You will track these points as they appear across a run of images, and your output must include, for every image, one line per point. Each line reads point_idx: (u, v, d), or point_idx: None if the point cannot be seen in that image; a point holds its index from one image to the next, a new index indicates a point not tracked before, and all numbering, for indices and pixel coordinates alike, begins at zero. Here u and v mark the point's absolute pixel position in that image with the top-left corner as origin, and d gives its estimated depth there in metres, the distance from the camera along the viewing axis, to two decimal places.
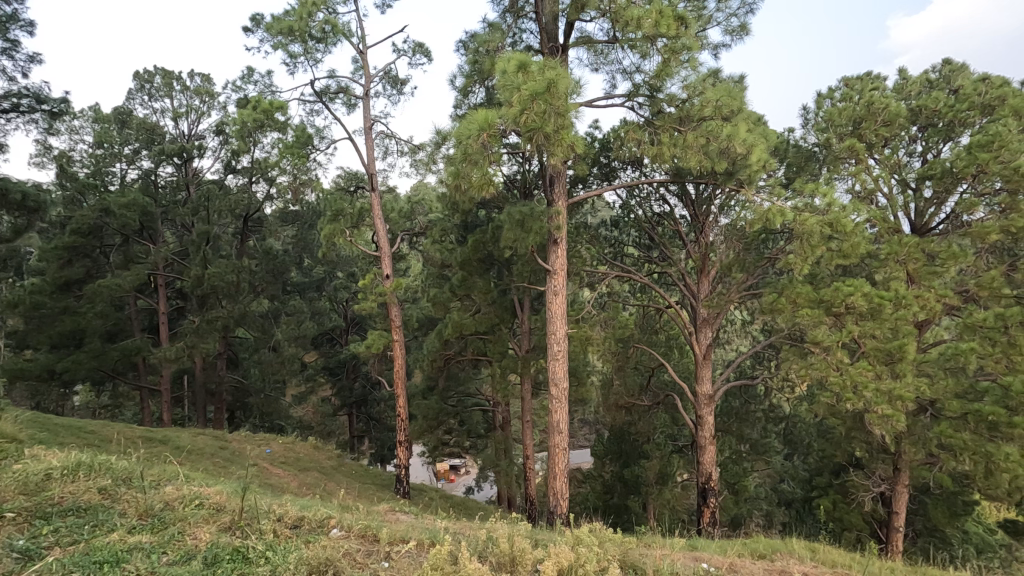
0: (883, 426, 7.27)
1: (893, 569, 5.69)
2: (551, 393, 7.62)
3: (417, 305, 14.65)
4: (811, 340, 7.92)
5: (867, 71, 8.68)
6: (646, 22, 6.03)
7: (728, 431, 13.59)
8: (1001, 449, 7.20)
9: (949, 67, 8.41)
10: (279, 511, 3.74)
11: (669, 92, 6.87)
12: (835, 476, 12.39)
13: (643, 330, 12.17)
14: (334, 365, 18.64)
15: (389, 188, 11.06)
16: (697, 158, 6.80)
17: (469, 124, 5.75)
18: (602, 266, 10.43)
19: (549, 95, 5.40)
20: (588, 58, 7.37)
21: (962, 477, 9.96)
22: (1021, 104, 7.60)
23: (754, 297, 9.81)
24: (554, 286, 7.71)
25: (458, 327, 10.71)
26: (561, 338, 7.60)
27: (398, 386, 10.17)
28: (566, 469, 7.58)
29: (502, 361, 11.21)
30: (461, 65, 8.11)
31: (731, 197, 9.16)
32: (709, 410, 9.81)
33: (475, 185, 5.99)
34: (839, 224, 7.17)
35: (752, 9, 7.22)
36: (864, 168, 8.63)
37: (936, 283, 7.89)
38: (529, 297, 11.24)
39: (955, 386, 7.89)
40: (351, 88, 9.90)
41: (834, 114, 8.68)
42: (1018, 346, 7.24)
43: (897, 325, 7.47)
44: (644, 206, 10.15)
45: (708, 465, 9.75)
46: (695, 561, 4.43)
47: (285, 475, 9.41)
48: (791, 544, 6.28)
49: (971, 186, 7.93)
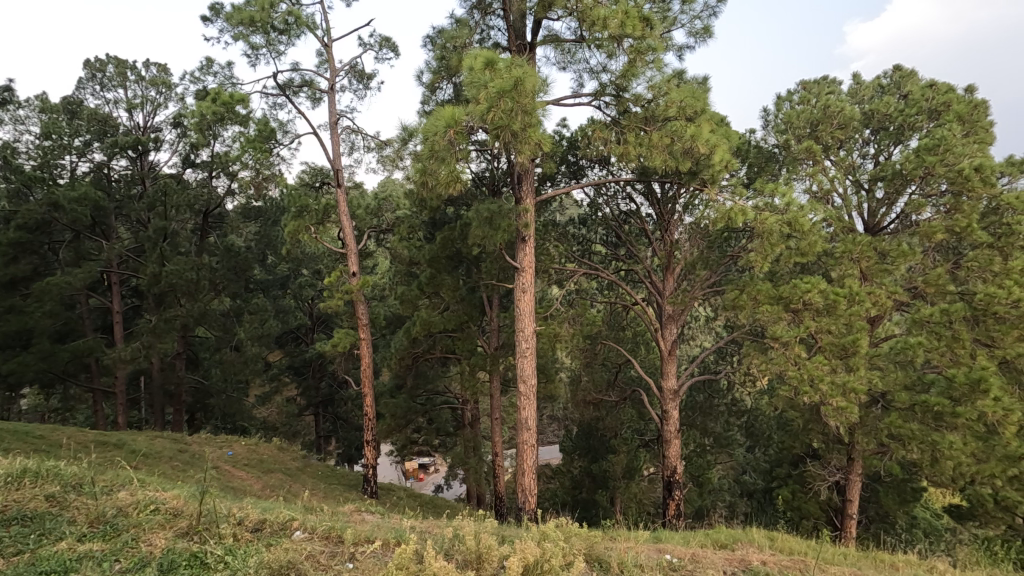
0: (838, 418, 7.56)
1: (846, 554, 5.94)
2: (519, 390, 7.61)
3: (385, 302, 14.50)
4: (771, 335, 8.15)
5: (823, 75, 8.98)
6: (612, 22, 6.09)
7: (692, 425, 13.91)
8: (945, 437, 7.62)
9: (899, 73, 8.78)
10: (240, 515, 3.65)
11: (635, 92, 6.95)
12: (793, 466, 12.84)
13: (611, 327, 12.36)
14: (299, 364, 18.36)
15: (356, 184, 10.91)
16: (662, 158, 6.93)
17: (436, 120, 5.73)
18: (570, 264, 10.44)
19: (516, 93, 5.39)
20: (555, 57, 7.40)
21: (910, 466, 10.44)
22: (965, 110, 8.01)
23: (717, 295, 10.11)
24: (522, 282, 7.73)
25: (426, 325, 10.62)
26: (529, 335, 7.61)
27: (365, 385, 9.97)
28: (534, 465, 7.62)
29: (471, 359, 11.19)
30: (428, 61, 8.02)
31: (695, 197, 9.39)
32: (675, 404, 9.99)
33: (442, 182, 5.96)
34: (796, 223, 7.44)
35: (715, 12, 7.37)
36: (821, 169, 8.91)
37: (886, 281, 8.20)
38: (498, 295, 11.20)
39: (904, 378, 8.24)
40: (315, 81, 9.72)
41: (792, 116, 8.91)
42: (961, 340, 7.65)
43: (850, 321, 7.77)
44: (611, 204, 10.27)
45: (673, 459, 9.95)
46: (659, 553, 4.51)
47: (248, 478, 9.17)
48: (751, 534, 6.47)
49: (919, 188, 8.30)
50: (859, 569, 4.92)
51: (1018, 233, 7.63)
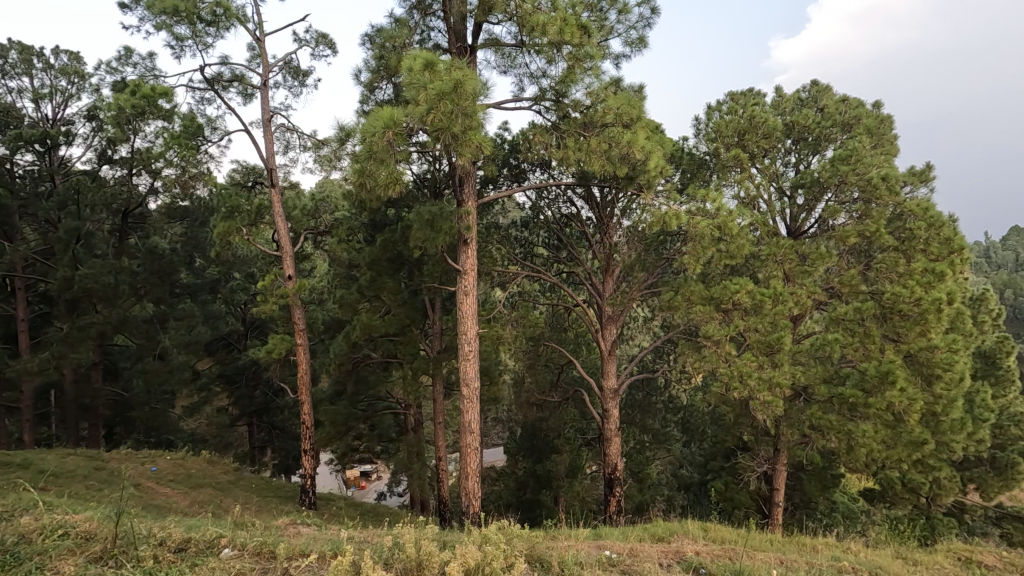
0: (765, 412, 7.97)
1: (772, 540, 6.29)
2: (462, 393, 7.57)
3: (324, 307, 14.05)
4: (704, 334, 8.52)
5: (748, 88, 9.48)
6: (551, 29, 6.19)
7: (632, 423, 14.44)
8: (860, 427, 8.22)
9: (816, 88, 9.40)
10: (161, 534, 3.42)
11: (574, 98, 7.08)
12: (726, 459, 13.46)
13: (553, 329, 12.54)
14: (231, 373, 17.14)
15: (291, 185, 10.55)
16: (600, 163, 7.11)
17: (374, 121, 5.64)
18: (513, 266, 10.51)
19: (456, 95, 5.37)
20: (496, 61, 7.45)
21: (829, 455, 11.20)
22: (873, 124, 8.81)
23: (654, 296, 10.46)
24: (464, 285, 7.69)
25: (366, 329, 10.36)
26: (472, 337, 7.58)
27: (302, 392, 9.60)
28: (478, 467, 7.61)
29: (413, 363, 11.01)
30: (366, 60, 7.87)
31: (632, 201, 9.70)
32: (615, 403, 10.24)
33: (381, 184, 5.84)
34: (726, 227, 7.86)
35: (649, 23, 7.63)
36: (748, 176, 9.35)
37: (807, 281, 8.76)
38: (440, 297, 11.13)
39: (824, 373, 8.79)
40: (246, 76, 9.31)
41: (722, 125, 9.35)
42: (872, 335, 8.34)
43: (776, 319, 8.24)
44: (552, 207, 10.42)
45: (614, 456, 10.19)
46: (599, 549, 4.62)
47: (173, 494, 8.62)
48: (685, 525, 6.74)
49: (834, 196, 8.92)
50: (782, 555, 5.23)
51: (918, 236, 8.34)
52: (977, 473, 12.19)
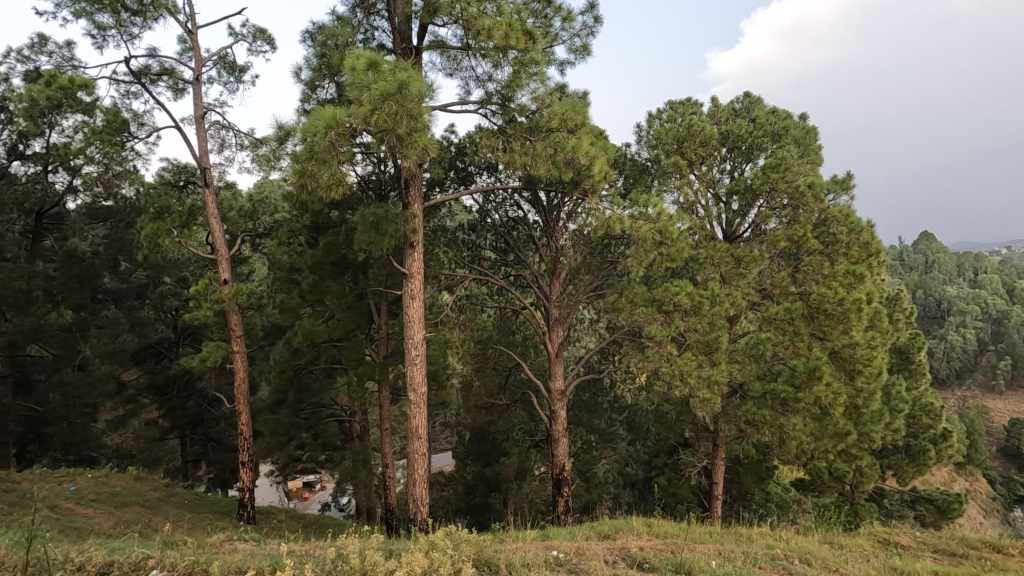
0: (704, 408, 8.35)
1: (711, 532, 6.55)
2: (409, 399, 7.45)
3: (262, 312, 13.50)
4: (647, 335, 8.77)
5: (686, 97, 9.87)
6: (496, 33, 6.21)
7: (579, 423, 14.70)
8: (790, 420, 8.69)
9: (749, 99, 9.87)
10: (80, 559, 3.19)
11: (520, 102, 7.14)
12: (669, 456, 13.89)
13: (501, 331, 12.57)
14: (161, 383, 16.13)
15: (227, 185, 10.10)
16: (546, 167, 7.20)
17: (316, 121, 5.49)
18: (460, 269, 10.46)
19: (401, 96, 5.30)
20: (442, 63, 7.41)
21: (763, 448, 11.78)
22: (800, 135, 9.38)
23: (599, 298, 10.69)
24: (411, 288, 7.57)
25: (309, 334, 10.03)
26: (419, 342, 7.48)
27: (239, 401, 9.17)
28: (426, 473, 7.50)
29: (358, 368, 10.75)
30: (307, 58, 7.65)
31: (578, 205, 9.87)
32: (562, 405, 10.36)
33: (323, 185, 5.68)
34: (666, 231, 8.14)
35: (593, 32, 7.81)
36: (686, 182, 9.71)
37: (741, 283, 9.21)
38: (386, 302, 10.94)
39: (758, 370, 9.23)
40: (177, 70, 8.84)
41: (662, 133, 9.69)
42: (800, 334, 8.85)
43: (713, 319, 8.60)
44: (499, 210, 10.46)
45: (561, 457, 10.31)
46: (546, 550, 4.67)
47: (95, 515, 8.03)
48: (630, 522, 6.92)
49: (766, 202, 9.43)
50: (721, 546, 5.45)
51: (841, 240, 8.92)
52: (893, 460, 13.12)
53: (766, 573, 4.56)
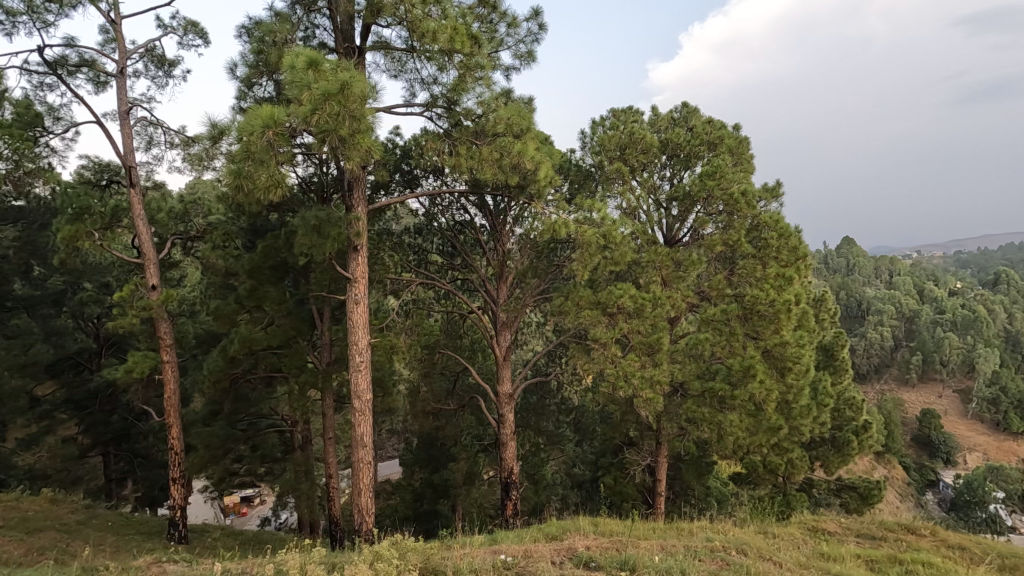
0: (647, 408, 8.60)
1: (654, 528, 6.75)
2: (353, 406, 7.25)
3: (195, 319, 12.82)
4: (592, 338, 8.92)
5: (628, 106, 10.15)
6: (441, 36, 6.16)
7: (527, 426, 14.78)
8: (727, 417, 9.08)
9: (686, 109, 10.26)
10: None
11: (465, 107, 7.14)
12: (614, 455, 14.18)
13: (448, 336, 12.49)
14: (81, 398, 14.93)
15: (155, 185, 9.54)
16: (492, 172, 7.23)
17: (252, 119, 5.27)
18: (406, 273, 10.31)
19: (343, 97, 5.17)
20: (386, 64, 7.30)
21: (702, 444, 12.25)
22: (733, 144, 9.84)
23: (546, 301, 10.86)
24: (355, 293, 7.36)
25: (246, 342, 9.58)
26: (364, 348, 7.29)
27: (169, 413, 8.66)
28: (371, 482, 7.32)
29: (300, 376, 10.36)
30: (243, 54, 7.34)
31: (524, 209, 9.73)
32: (510, 408, 10.37)
33: (261, 186, 5.47)
34: (610, 236, 8.35)
35: (537, 39, 7.91)
36: (629, 188, 9.99)
37: (681, 286, 9.55)
38: (329, 307, 10.63)
39: (697, 369, 9.59)
40: (99, 62, 8.28)
41: (605, 140, 9.93)
42: (736, 334, 9.27)
43: (655, 321, 8.87)
44: (446, 214, 10.37)
45: (509, 460, 10.32)
46: (494, 554, 4.67)
47: (3, 542, 7.37)
48: (577, 522, 7.02)
49: (703, 208, 9.84)
50: (664, 541, 5.62)
51: (772, 245, 9.40)
52: (821, 452, 13.95)
53: (706, 564, 4.73)
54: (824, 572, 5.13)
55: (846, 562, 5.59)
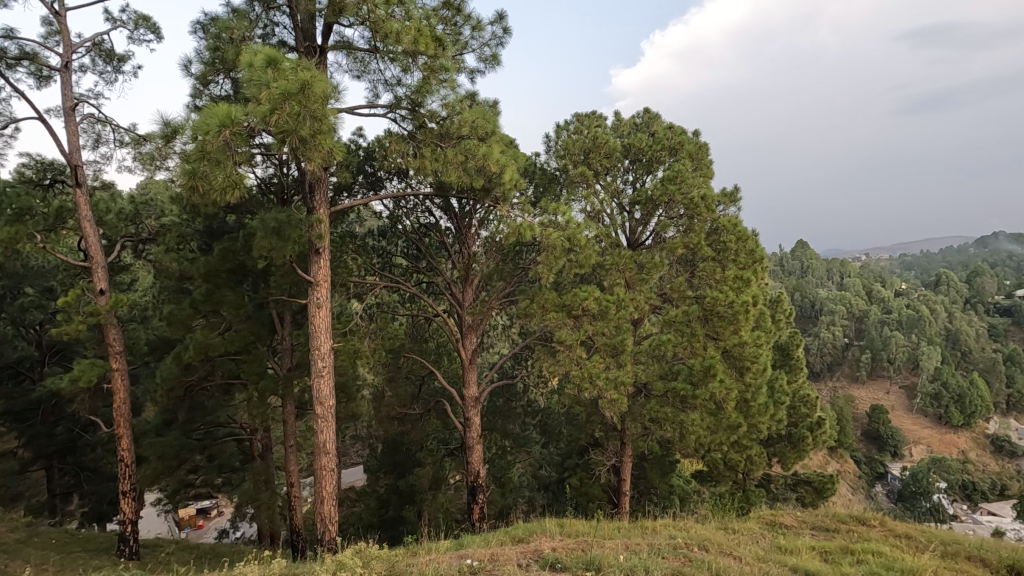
0: (612, 409, 8.71)
1: (619, 527, 6.83)
2: (315, 413, 7.08)
3: (147, 325, 12.31)
4: (558, 340, 9.00)
5: (592, 110, 10.28)
6: (405, 38, 6.09)
7: (493, 428, 14.74)
8: (689, 416, 9.29)
9: (648, 114, 10.46)
10: None
11: (430, 108, 7.08)
12: (580, 456, 14.31)
13: (413, 339, 12.37)
14: (21, 409, 14.11)
15: (104, 185, 9.13)
16: (457, 174, 7.20)
17: (207, 118, 5.10)
18: (370, 276, 10.17)
19: (303, 97, 5.06)
20: (348, 64, 7.18)
21: (666, 443, 12.49)
22: (693, 150, 10.08)
23: (512, 304, 10.86)
24: (317, 297, 7.19)
25: (202, 348, 9.25)
26: (326, 352, 7.14)
27: (119, 424, 8.29)
28: (334, 490, 7.16)
29: (259, 383, 10.06)
30: (198, 50, 7.11)
31: (489, 213, 9.93)
32: (476, 411, 10.32)
33: (218, 187, 5.30)
34: (574, 239, 8.43)
35: (502, 43, 7.93)
36: (593, 192, 10.11)
37: (644, 288, 9.73)
38: (290, 311, 10.37)
39: (660, 369, 9.78)
40: (41, 55, 7.88)
41: (569, 144, 10.03)
42: (697, 335, 9.49)
43: (619, 323, 9.00)
44: (411, 216, 10.25)
45: (476, 464, 10.26)
46: (461, 559, 4.64)
47: None
48: (544, 524, 7.05)
49: (665, 212, 10.03)
50: (629, 540, 5.69)
51: (731, 248, 9.65)
52: (778, 448, 14.41)
53: (669, 562, 4.82)
54: (781, 564, 5.29)
55: (802, 555, 5.79)
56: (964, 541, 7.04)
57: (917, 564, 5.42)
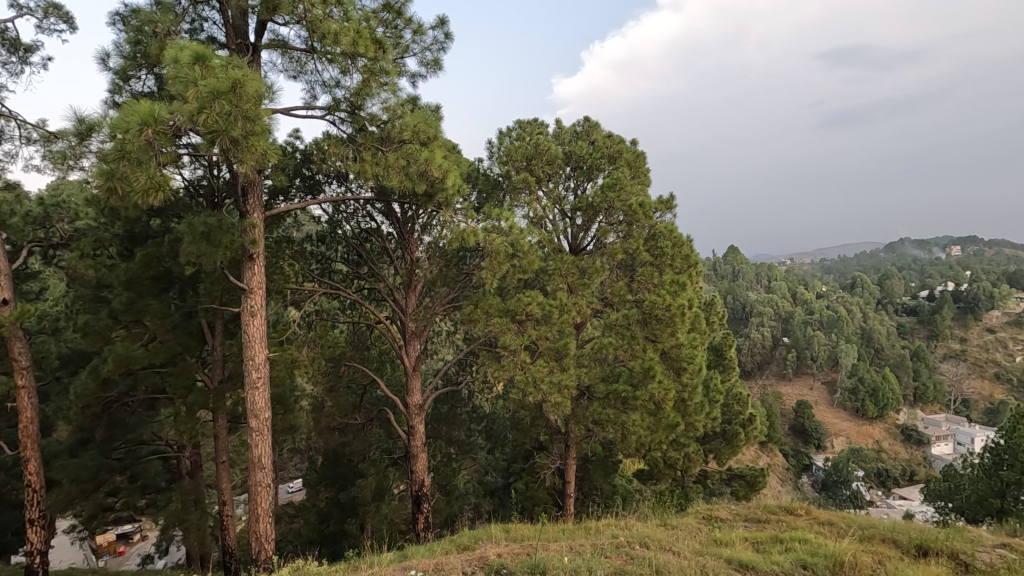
0: (556, 412, 8.82)
1: (563, 529, 6.91)
2: (249, 426, 6.76)
3: (60, 337, 11.39)
4: (502, 345, 9.00)
5: (533, 118, 10.43)
6: (343, 39, 5.95)
7: (438, 436, 14.55)
8: (630, 417, 9.54)
9: (588, 123, 10.72)
10: None
11: (370, 111, 6.96)
12: (526, 460, 14.37)
13: (355, 347, 12.08)
14: None
15: (8, 185, 8.38)
16: (398, 179, 7.09)
17: (128, 115, 4.80)
18: (309, 283, 9.84)
19: (235, 96, 4.84)
20: (283, 64, 6.95)
21: (608, 445, 12.76)
22: (631, 158, 10.42)
23: (456, 310, 10.80)
24: (251, 305, 6.88)
25: (123, 361, 8.62)
26: (261, 363, 6.83)
27: (26, 445, 7.60)
28: (270, 507, 6.84)
29: (187, 397, 9.49)
30: (117, 43, 6.68)
31: (433, 218, 9.78)
32: (420, 419, 10.17)
33: (139, 189, 4.98)
34: (517, 244, 8.48)
35: (443, 48, 7.92)
36: (535, 198, 10.22)
37: (586, 292, 9.93)
38: (222, 320, 9.87)
39: (602, 372, 9.98)
40: None
41: (512, 150, 10.12)
42: (636, 338, 9.77)
43: (562, 327, 9.12)
44: (351, 221, 10.01)
45: (420, 473, 10.09)
46: (404, 571, 4.55)
47: None
48: (489, 530, 7.02)
49: (605, 218, 10.33)
50: (573, 541, 5.77)
51: (667, 253, 10.04)
52: (714, 445, 15.03)
53: (611, 560, 4.91)
54: (717, 557, 5.50)
55: (735, 546, 6.05)
56: (878, 525, 7.59)
57: (839, 549, 5.78)
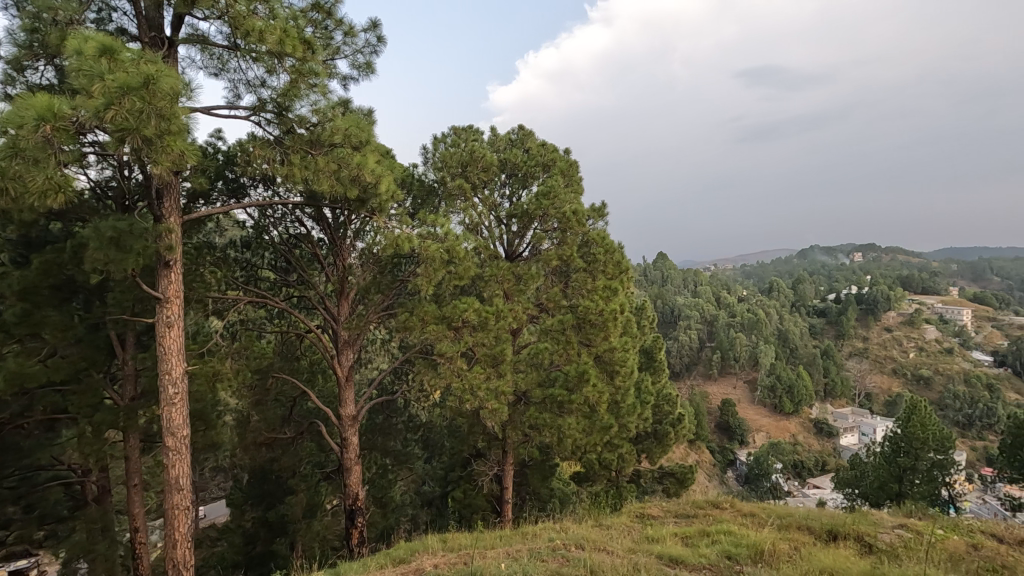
0: (492, 418, 8.83)
1: (501, 535, 6.92)
2: (164, 445, 6.30)
3: None
4: (438, 352, 8.89)
5: (468, 124, 10.45)
6: (269, 37, 5.71)
7: (372, 447, 14.16)
8: (566, 420, 9.70)
9: (522, 131, 10.86)
10: None
11: (299, 113, 6.74)
12: (463, 468, 14.24)
13: (283, 358, 11.58)
14: None
15: None
16: (328, 183, 6.87)
17: (22, 109, 4.38)
18: (233, 291, 9.35)
19: (147, 93, 4.52)
20: (204, 61, 6.59)
21: (545, 449, 12.89)
22: (564, 167, 10.66)
23: (390, 317, 10.59)
24: (167, 316, 6.42)
25: (17, 379, 7.78)
26: (178, 377, 6.39)
27: None
28: (189, 531, 6.40)
29: (94, 417, 8.71)
30: (10, 30, 6.10)
31: (366, 224, 9.53)
32: (353, 431, 9.85)
33: (35, 191, 4.55)
34: (453, 250, 8.41)
35: (376, 51, 7.79)
36: (470, 205, 10.22)
37: (521, 298, 10.03)
38: (134, 332, 9.17)
39: (539, 377, 10.08)
40: None
41: (447, 156, 10.08)
42: (571, 342, 9.96)
43: (498, 333, 9.15)
44: (279, 226, 9.58)
45: (354, 486, 9.77)
46: None
47: None
48: (425, 541, 6.91)
49: (540, 225, 10.46)
50: (511, 547, 5.78)
51: (600, 260, 10.24)
52: (646, 444, 15.54)
53: (548, 564, 4.98)
54: (649, 554, 5.70)
55: (666, 542, 6.28)
56: (794, 513, 8.13)
57: (759, 539, 6.14)
